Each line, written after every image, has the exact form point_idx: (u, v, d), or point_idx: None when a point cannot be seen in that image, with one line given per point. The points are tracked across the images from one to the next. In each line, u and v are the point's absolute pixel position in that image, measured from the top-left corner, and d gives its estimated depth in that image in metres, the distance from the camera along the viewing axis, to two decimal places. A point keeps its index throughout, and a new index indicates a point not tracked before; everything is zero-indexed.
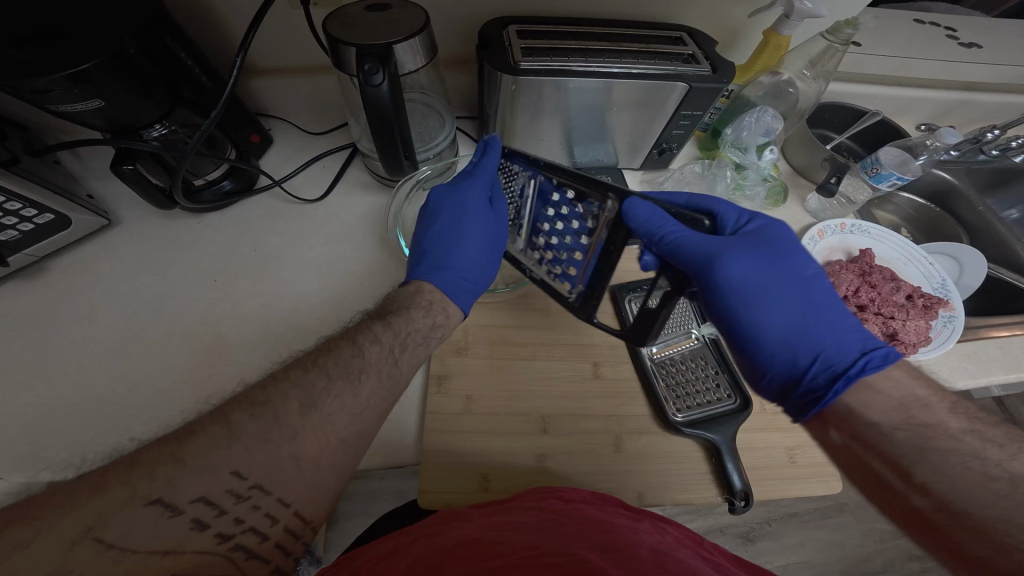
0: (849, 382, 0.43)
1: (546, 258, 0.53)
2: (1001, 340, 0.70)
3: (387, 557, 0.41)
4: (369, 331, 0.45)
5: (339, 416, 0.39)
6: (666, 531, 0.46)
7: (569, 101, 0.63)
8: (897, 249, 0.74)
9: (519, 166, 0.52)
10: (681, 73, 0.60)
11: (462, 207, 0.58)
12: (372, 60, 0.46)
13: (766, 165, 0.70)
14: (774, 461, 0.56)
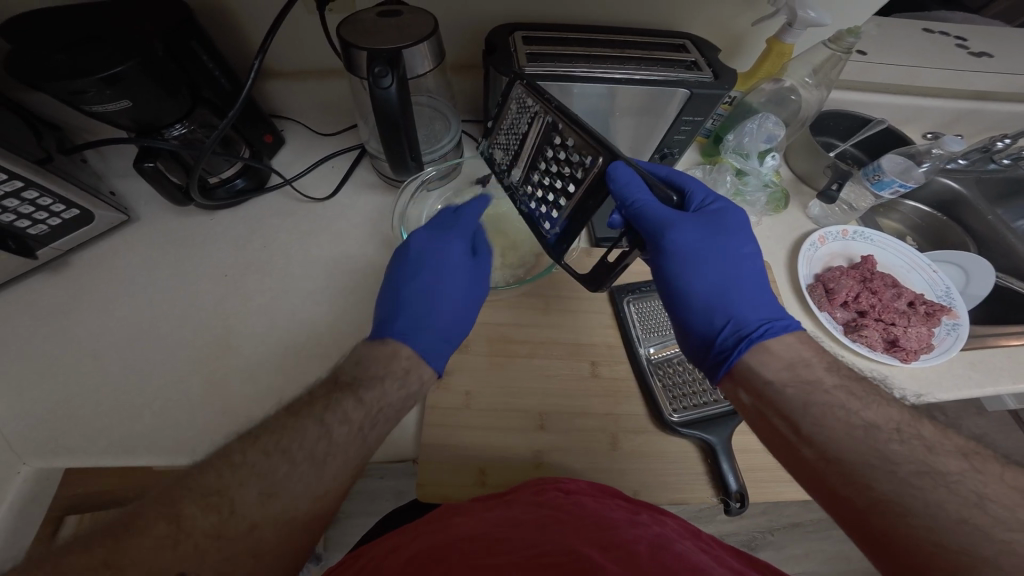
0: (751, 343, 0.48)
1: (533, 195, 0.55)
2: (1007, 349, 0.69)
3: (388, 553, 0.42)
4: (339, 406, 0.43)
5: (303, 498, 0.38)
6: (666, 524, 0.46)
7: (573, 105, 0.64)
8: (900, 256, 0.75)
9: (534, 102, 0.50)
10: (683, 80, 0.61)
11: (448, 257, 0.59)
12: (383, 63, 0.48)
13: (768, 172, 0.71)
14: (771, 465, 0.56)
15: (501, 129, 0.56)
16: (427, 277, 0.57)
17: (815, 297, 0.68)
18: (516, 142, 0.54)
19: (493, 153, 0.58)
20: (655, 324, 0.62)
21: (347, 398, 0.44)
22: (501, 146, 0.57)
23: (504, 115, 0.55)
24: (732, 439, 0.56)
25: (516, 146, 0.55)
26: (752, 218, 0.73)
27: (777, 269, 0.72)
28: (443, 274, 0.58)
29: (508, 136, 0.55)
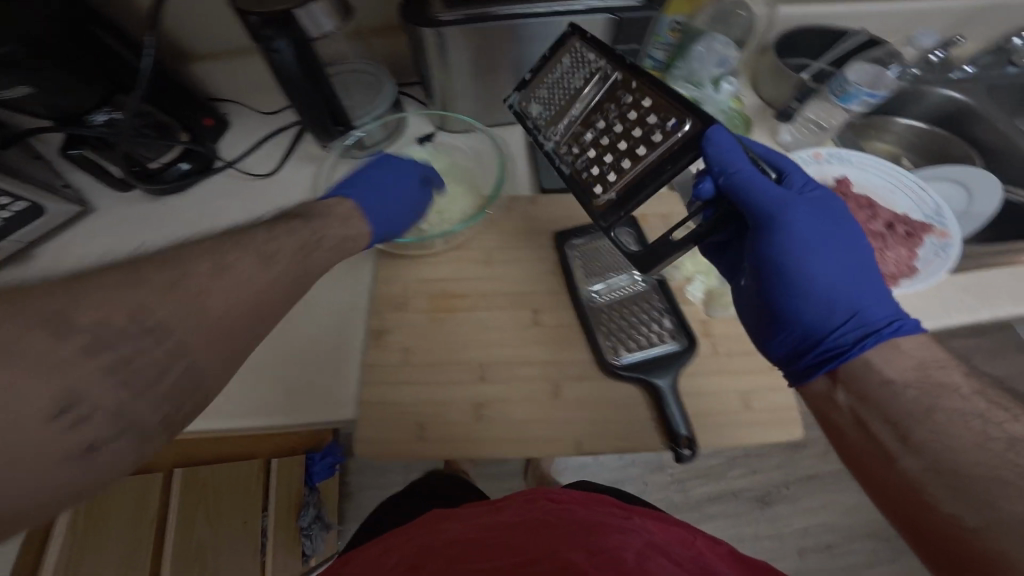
0: (879, 340, 0.43)
1: (584, 156, 0.50)
2: (1004, 271, 0.63)
3: (381, 555, 0.48)
4: (285, 227, 0.45)
5: (249, 289, 0.37)
6: (651, 530, 0.50)
7: (498, 48, 0.62)
8: (884, 175, 0.68)
9: (596, 58, 0.48)
10: (607, 3, 0.57)
11: (397, 170, 0.62)
12: (276, 28, 0.48)
13: (725, 98, 0.66)
14: (727, 409, 0.53)
15: (547, 79, 0.53)
16: (380, 172, 0.61)
17: None
18: (568, 102, 0.51)
19: (528, 104, 0.55)
20: (599, 266, 0.59)
21: (299, 224, 0.47)
22: (540, 99, 0.54)
23: (552, 66, 0.52)
24: (682, 383, 0.54)
25: (563, 102, 0.51)
26: None
27: None
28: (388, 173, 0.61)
29: (552, 89, 0.52)
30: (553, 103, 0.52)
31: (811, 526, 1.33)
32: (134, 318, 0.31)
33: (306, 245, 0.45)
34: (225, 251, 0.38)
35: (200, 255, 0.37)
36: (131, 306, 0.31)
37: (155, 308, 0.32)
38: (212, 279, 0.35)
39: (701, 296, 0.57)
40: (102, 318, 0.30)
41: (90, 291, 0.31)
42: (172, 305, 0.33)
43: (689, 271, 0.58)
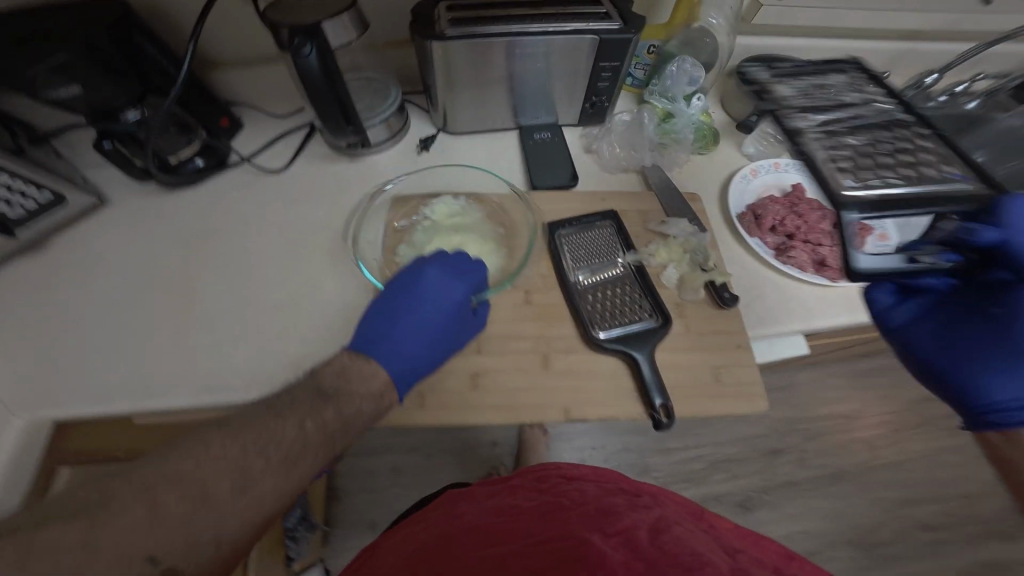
0: None
1: (863, 158, 0.56)
2: None
3: (403, 542, 0.55)
4: (317, 413, 0.48)
5: (268, 499, 0.43)
6: (664, 505, 0.54)
7: (496, 62, 0.70)
8: None
9: (884, 103, 0.65)
10: (591, 28, 0.66)
11: (439, 300, 0.59)
12: (303, 37, 0.55)
13: (695, 112, 0.77)
14: (699, 381, 0.58)
15: (823, 88, 0.70)
16: (424, 302, 0.58)
17: (744, 224, 0.70)
18: (834, 108, 0.65)
19: (776, 88, 0.72)
20: (585, 253, 0.66)
21: (321, 400, 0.49)
22: (811, 95, 0.69)
23: (868, 87, 0.69)
24: (659, 358, 0.59)
25: (828, 100, 0.67)
26: (681, 156, 0.77)
27: (706, 198, 0.74)
28: (424, 304, 0.58)
29: (825, 96, 0.68)
30: (815, 106, 0.65)
31: (792, 533, 1.37)
32: (153, 560, 0.37)
33: (327, 428, 0.48)
34: (246, 460, 0.43)
35: (222, 469, 0.42)
36: (148, 548, 0.37)
37: (172, 547, 0.38)
38: (233, 500, 0.41)
39: (675, 279, 0.64)
40: (127, 563, 0.36)
41: (115, 523, 0.37)
42: (187, 539, 0.38)
43: (663, 259, 0.65)
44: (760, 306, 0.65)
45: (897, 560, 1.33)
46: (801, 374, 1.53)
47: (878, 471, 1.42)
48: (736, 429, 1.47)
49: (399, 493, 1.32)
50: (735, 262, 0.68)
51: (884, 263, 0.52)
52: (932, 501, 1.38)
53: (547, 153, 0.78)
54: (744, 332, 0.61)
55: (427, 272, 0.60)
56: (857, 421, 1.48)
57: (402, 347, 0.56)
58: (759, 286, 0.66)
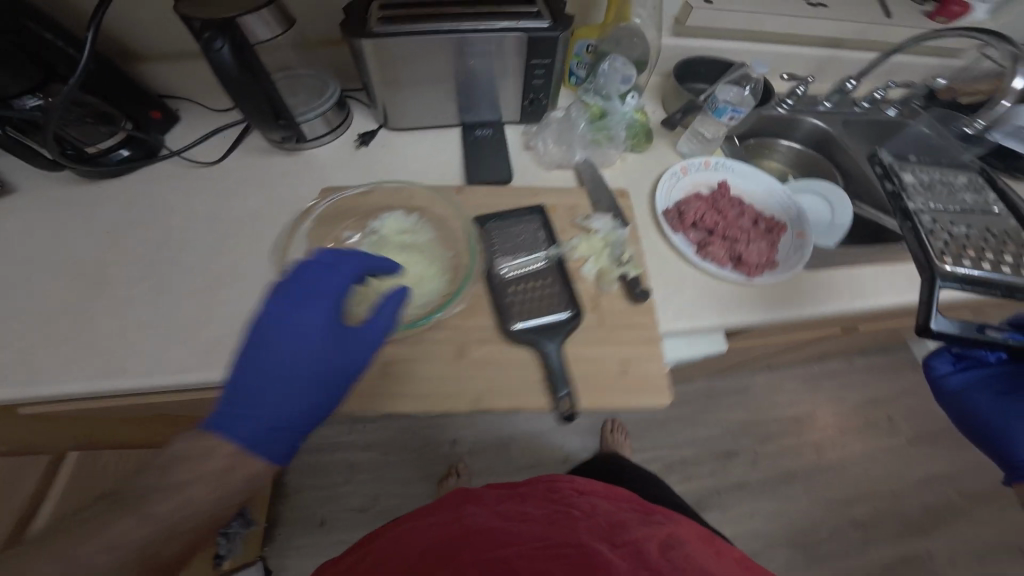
0: None
1: (960, 243, 0.56)
2: (849, 268, 0.74)
3: (416, 529, 0.58)
4: (123, 521, 0.42)
5: None
6: (675, 523, 0.60)
7: (429, 59, 0.71)
8: (759, 181, 0.79)
9: (995, 203, 0.63)
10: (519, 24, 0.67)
11: (296, 336, 0.50)
12: (214, 31, 0.55)
13: (629, 109, 0.79)
14: (606, 372, 0.59)
15: (947, 173, 0.66)
16: (282, 345, 0.49)
17: (669, 221, 0.72)
18: (950, 198, 0.62)
19: (906, 171, 0.64)
20: (510, 245, 0.66)
21: (138, 509, 0.43)
22: (926, 176, 0.64)
23: (952, 173, 0.66)
24: (570, 351, 0.60)
25: (957, 187, 0.64)
26: (614, 154, 0.79)
27: (636, 196, 0.76)
28: (290, 348, 0.50)
29: (939, 181, 0.64)
30: (934, 194, 0.62)
31: (740, 533, 1.38)
32: None
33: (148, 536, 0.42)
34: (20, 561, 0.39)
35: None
36: None
37: None
38: None
39: (593, 273, 0.65)
40: None
41: None
42: None
43: (583, 253, 0.66)
44: (678, 302, 0.67)
45: (840, 560, 1.36)
46: (757, 378, 1.56)
47: (824, 472, 1.46)
48: (691, 430, 1.48)
49: (348, 490, 1.31)
50: (657, 257, 0.69)
51: (957, 327, 0.54)
52: (869, 500, 1.44)
53: (484, 149, 0.78)
54: (654, 327, 0.62)
55: (277, 303, 0.50)
56: (805, 424, 1.52)
57: (263, 403, 0.49)
58: (678, 281, 0.68)
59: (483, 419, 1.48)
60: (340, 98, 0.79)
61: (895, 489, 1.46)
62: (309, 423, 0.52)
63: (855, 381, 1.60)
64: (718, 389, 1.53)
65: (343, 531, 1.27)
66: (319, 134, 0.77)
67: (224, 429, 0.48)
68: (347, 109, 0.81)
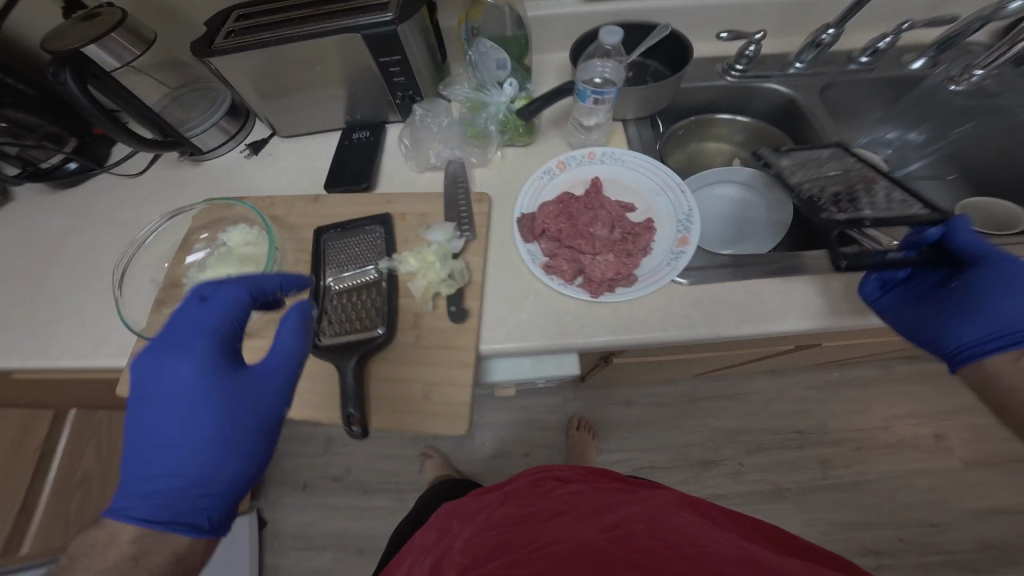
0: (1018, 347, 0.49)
1: (856, 209, 0.59)
2: (749, 282, 0.60)
3: (429, 547, 0.62)
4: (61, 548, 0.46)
5: None
6: (663, 495, 0.56)
7: (288, 70, 0.69)
8: (652, 176, 0.67)
9: (851, 162, 0.66)
10: (351, 25, 0.63)
11: (176, 400, 0.51)
12: (62, 64, 0.61)
13: (507, 99, 0.70)
14: (408, 394, 0.57)
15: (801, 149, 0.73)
16: (164, 412, 0.51)
17: (523, 231, 0.64)
18: (823, 173, 0.65)
19: (780, 161, 0.67)
20: (345, 258, 0.65)
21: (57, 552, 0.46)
22: (797, 158, 0.67)
23: None
24: (375, 370, 0.59)
25: (826, 157, 0.67)
26: (489, 153, 0.72)
27: (503, 200, 0.70)
28: (176, 413, 0.51)
29: (811, 159, 0.68)
30: (806, 171, 0.66)
31: None
32: None
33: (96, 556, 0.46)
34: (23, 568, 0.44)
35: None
36: None
37: None
38: None
39: (420, 289, 0.62)
40: None
41: None
42: None
43: (412, 267, 0.63)
44: (513, 320, 0.61)
45: None
46: (756, 381, 1.34)
47: (829, 492, 1.23)
48: (666, 435, 1.32)
49: (325, 460, 1.40)
50: (500, 270, 0.64)
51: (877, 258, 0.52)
52: (890, 526, 1.18)
53: (355, 155, 0.76)
54: (470, 350, 0.58)
55: (163, 365, 0.51)
56: (810, 437, 1.28)
57: (171, 463, 0.50)
58: (518, 298, 0.62)
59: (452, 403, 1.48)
60: (233, 104, 0.80)
61: (932, 518, 1.19)
62: (231, 486, 0.52)
63: (890, 392, 1.31)
64: (705, 391, 1.35)
65: (318, 496, 1.37)
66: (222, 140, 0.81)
67: (129, 509, 0.49)
68: (244, 114, 0.83)
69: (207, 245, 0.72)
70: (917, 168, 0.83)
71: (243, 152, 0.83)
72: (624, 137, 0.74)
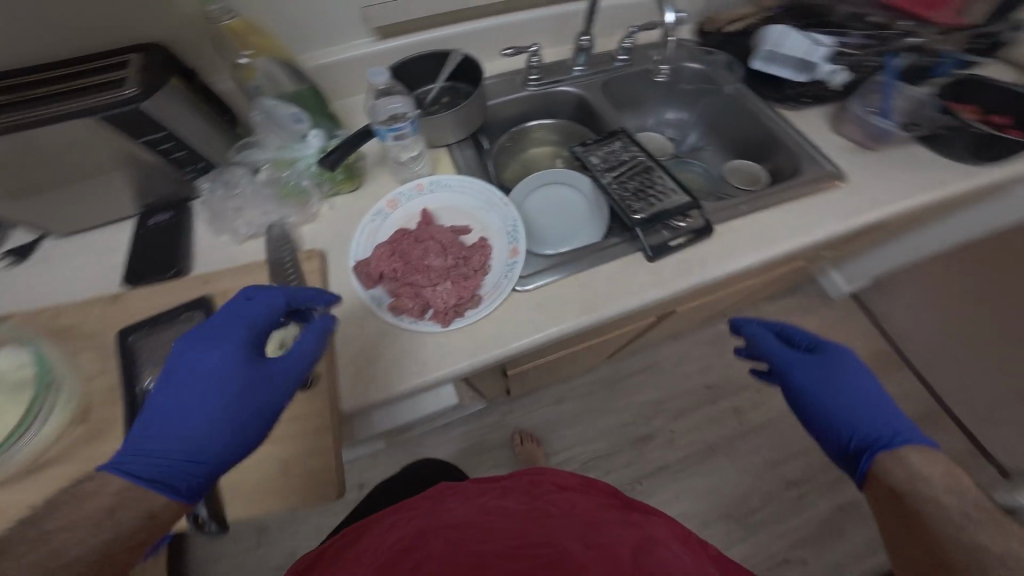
0: (872, 457, 0.53)
1: (639, 197, 0.67)
2: (581, 273, 0.64)
3: (391, 527, 0.53)
4: None
5: None
6: (657, 525, 0.51)
7: (32, 167, 0.58)
8: (477, 193, 0.69)
9: (637, 147, 0.74)
10: (80, 110, 0.55)
11: (211, 370, 0.50)
12: None
13: (316, 151, 0.68)
14: (267, 484, 0.52)
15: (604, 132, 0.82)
16: (194, 379, 0.50)
17: (360, 276, 0.62)
18: (621, 161, 0.72)
19: (589, 155, 0.74)
20: (158, 355, 0.58)
21: None
22: (597, 150, 0.74)
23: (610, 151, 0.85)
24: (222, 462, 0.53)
25: (620, 147, 0.74)
26: (314, 209, 0.69)
27: (336, 252, 0.67)
28: (205, 382, 0.50)
29: (608, 152, 0.74)
30: (610, 164, 0.72)
31: None
32: None
33: None
34: None
35: None
36: None
37: None
38: None
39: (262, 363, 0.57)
40: None
41: None
42: None
43: None
44: (371, 372, 0.58)
45: (780, 524, 1.21)
46: (663, 350, 1.45)
47: (745, 434, 1.32)
48: (602, 422, 1.36)
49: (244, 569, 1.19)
50: (344, 324, 0.60)
51: (659, 246, 0.64)
52: (802, 452, 1.29)
53: (155, 243, 0.68)
54: (327, 415, 0.54)
55: (201, 343, 0.51)
56: (719, 388, 1.39)
57: (183, 431, 0.48)
58: (362, 352, 0.58)
59: (390, 455, 1.34)
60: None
61: None
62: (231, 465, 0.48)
63: None
64: (624, 372, 1.42)
65: None
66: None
67: (121, 465, 0.44)
68: None
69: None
70: (697, 140, 0.91)
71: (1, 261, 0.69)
72: (450, 162, 0.76)
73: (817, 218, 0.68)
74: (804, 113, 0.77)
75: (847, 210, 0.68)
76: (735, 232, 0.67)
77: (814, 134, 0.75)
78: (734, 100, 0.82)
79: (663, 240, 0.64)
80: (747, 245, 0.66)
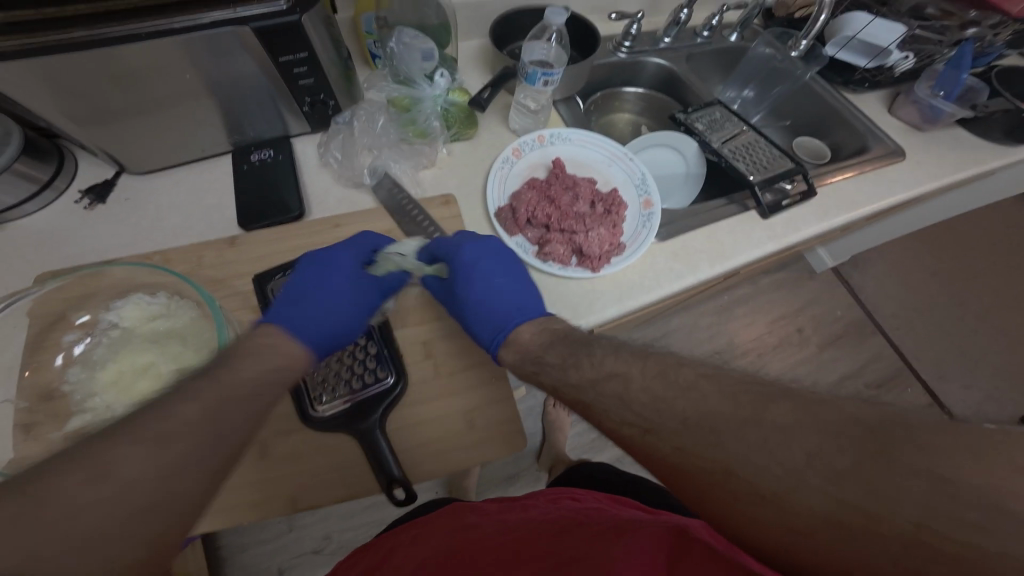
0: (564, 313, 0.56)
1: (752, 160, 0.72)
2: (706, 230, 0.67)
3: (414, 543, 0.47)
4: None
5: None
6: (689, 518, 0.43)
7: (149, 84, 0.50)
8: (601, 150, 0.70)
9: (734, 117, 0.79)
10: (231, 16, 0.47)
11: (345, 272, 0.51)
12: None
13: (441, 93, 0.65)
14: (450, 431, 0.53)
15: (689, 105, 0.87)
16: (329, 272, 0.51)
17: (504, 221, 0.62)
18: (727, 130, 0.77)
19: (694, 121, 0.78)
20: None
21: None
22: (701, 117, 0.78)
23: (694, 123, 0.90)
24: (401, 423, 0.52)
25: (722, 115, 0.79)
26: (439, 153, 0.67)
27: (468, 201, 0.65)
28: (339, 278, 0.51)
29: (711, 120, 0.78)
30: (717, 130, 0.77)
31: None
32: None
33: None
34: None
35: None
36: None
37: None
38: None
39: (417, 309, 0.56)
40: None
41: None
42: None
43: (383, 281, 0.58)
44: None
45: None
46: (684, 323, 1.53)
47: None
48: None
49: None
50: None
51: (775, 205, 0.69)
52: None
53: (264, 184, 0.61)
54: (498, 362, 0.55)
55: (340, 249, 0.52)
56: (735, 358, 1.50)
57: (325, 313, 0.48)
58: None
59: None
60: (28, 140, 0.55)
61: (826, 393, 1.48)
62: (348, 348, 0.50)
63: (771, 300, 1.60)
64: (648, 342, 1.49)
65: None
66: (27, 193, 0.55)
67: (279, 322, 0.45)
68: (49, 151, 0.57)
69: (89, 333, 0.51)
70: (758, 120, 0.96)
71: (78, 203, 0.58)
72: (558, 117, 0.75)
73: (894, 188, 0.76)
74: (863, 97, 0.86)
75: (912, 182, 0.77)
76: (829, 196, 0.74)
77: (873, 118, 0.84)
78: (803, 86, 0.89)
79: (778, 200, 0.69)
80: (839, 208, 0.73)
